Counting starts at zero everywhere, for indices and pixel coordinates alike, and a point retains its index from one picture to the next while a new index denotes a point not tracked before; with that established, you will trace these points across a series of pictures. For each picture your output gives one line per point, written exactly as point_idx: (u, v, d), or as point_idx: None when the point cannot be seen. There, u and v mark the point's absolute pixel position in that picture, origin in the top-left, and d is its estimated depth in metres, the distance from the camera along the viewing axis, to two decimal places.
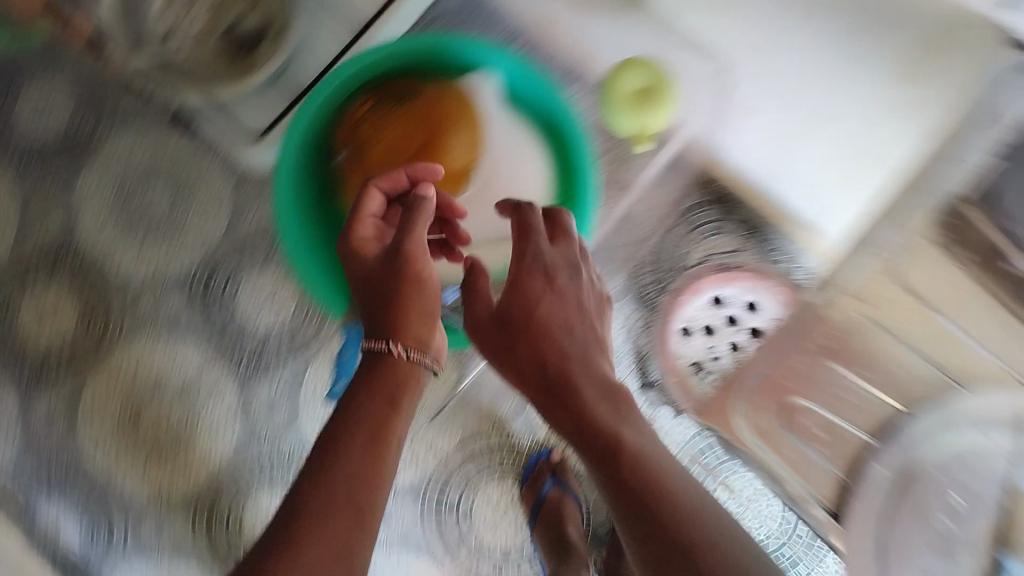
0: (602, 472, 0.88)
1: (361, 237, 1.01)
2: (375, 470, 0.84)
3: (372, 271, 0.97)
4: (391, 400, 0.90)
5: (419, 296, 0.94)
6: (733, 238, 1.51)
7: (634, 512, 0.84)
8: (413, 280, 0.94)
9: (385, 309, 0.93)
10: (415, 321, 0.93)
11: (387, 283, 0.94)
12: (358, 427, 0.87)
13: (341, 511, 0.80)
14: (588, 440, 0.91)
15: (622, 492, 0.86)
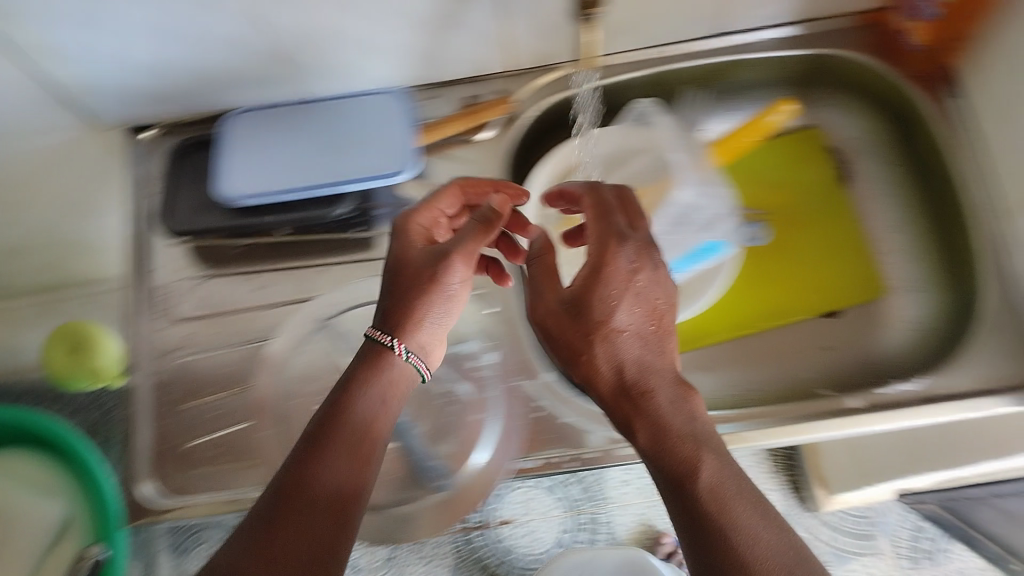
0: (660, 481, 0.48)
1: (390, 375, 0.54)
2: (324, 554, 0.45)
3: (356, 372, 0.54)
4: (348, 495, 0.48)
5: (387, 404, 0.54)
6: None
7: (698, 533, 0.44)
8: (393, 385, 0.54)
9: (332, 485, 0.47)
10: (365, 454, 0.50)
11: (346, 394, 0.52)
12: (283, 508, 0.46)
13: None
14: (667, 440, 0.49)
15: (675, 513, 0.46)
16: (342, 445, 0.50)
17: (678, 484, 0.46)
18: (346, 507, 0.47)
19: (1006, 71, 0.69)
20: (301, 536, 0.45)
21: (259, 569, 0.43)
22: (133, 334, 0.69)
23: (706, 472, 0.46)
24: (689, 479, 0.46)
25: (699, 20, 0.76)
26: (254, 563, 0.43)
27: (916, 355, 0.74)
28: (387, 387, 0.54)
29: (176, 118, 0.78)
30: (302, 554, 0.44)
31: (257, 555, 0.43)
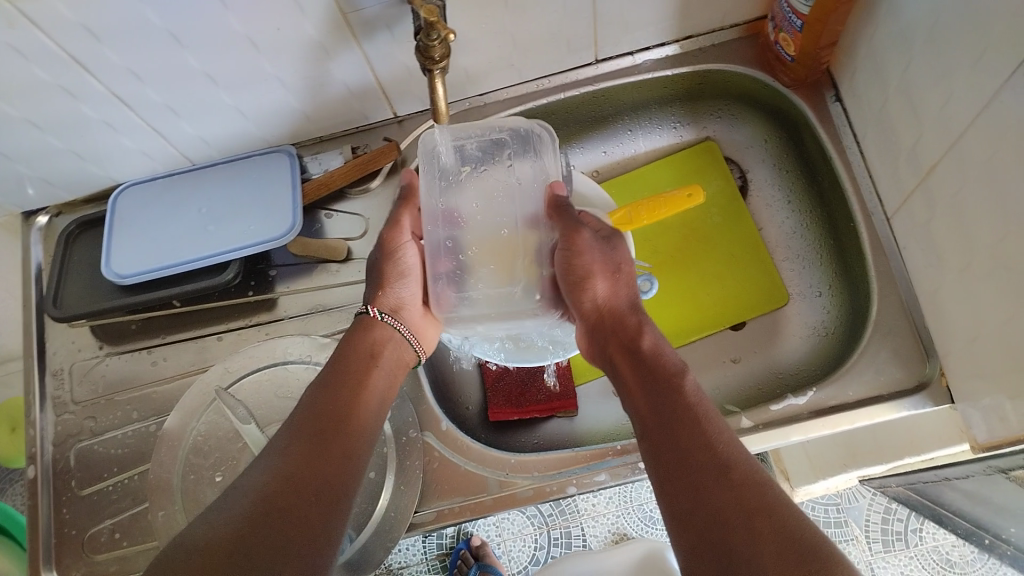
0: (635, 383, 0.54)
1: (379, 344, 0.60)
2: (336, 496, 0.49)
3: (358, 346, 0.59)
4: (346, 445, 0.52)
5: (379, 370, 0.59)
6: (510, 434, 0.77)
7: (666, 414, 0.49)
8: (387, 358, 0.60)
9: (327, 448, 0.51)
10: (364, 408, 0.55)
11: (336, 367, 0.58)
12: (302, 453, 0.50)
13: (318, 523, 0.48)
14: (658, 357, 0.54)
15: (650, 405, 0.51)
16: (325, 406, 0.54)
17: (667, 378, 0.52)
18: (352, 455, 0.52)
19: (871, 75, 0.68)
20: (293, 474, 0.49)
21: (265, 508, 0.46)
22: (33, 424, 0.70)
23: (692, 376, 0.53)
24: (675, 380, 0.52)
25: (578, 51, 0.74)
26: (257, 505, 0.46)
27: (816, 359, 0.75)
28: (374, 351, 0.60)
29: (68, 200, 0.77)
30: (304, 491, 0.48)
31: (248, 496, 0.47)
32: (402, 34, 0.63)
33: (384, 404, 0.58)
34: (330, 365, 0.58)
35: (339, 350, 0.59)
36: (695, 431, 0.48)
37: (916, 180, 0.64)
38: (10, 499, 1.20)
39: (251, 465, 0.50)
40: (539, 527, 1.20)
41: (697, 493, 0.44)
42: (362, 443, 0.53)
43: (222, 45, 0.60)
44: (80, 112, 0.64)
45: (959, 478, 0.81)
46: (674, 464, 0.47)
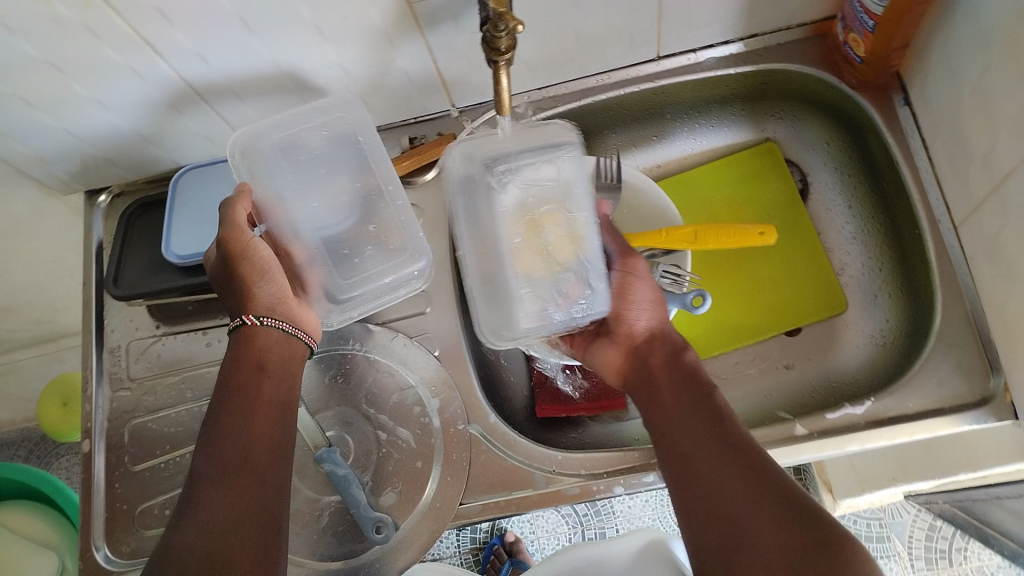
0: (666, 383, 0.57)
1: (263, 353, 0.59)
2: (261, 527, 0.51)
3: (243, 359, 0.59)
4: (259, 473, 0.54)
5: (270, 380, 0.59)
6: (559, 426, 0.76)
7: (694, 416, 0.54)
8: (277, 367, 0.60)
9: (238, 487, 0.52)
10: (265, 432, 0.56)
11: (228, 401, 0.56)
12: (214, 503, 0.51)
13: (253, 555, 0.50)
14: (692, 371, 0.58)
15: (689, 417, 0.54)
16: (222, 448, 0.54)
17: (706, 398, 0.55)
18: (266, 483, 0.54)
19: (944, 80, 0.66)
20: (211, 527, 0.50)
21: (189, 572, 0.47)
22: (90, 399, 0.71)
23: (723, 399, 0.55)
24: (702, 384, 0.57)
25: (641, 46, 0.73)
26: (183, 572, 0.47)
27: (873, 369, 0.73)
28: (261, 361, 0.59)
29: (131, 180, 0.78)
30: (226, 542, 0.49)
31: (171, 561, 0.48)
32: (467, 25, 0.63)
33: (284, 415, 0.58)
34: (217, 402, 0.57)
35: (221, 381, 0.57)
36: (725, 448, 0.51)
37: (989, 189, 0.62)
38: (57, 472, 1.23)
39: (167, 528, 0.50)
40: (575, 526, 1.19)
41: (733, 507, 0.48)
42: (270, 464, 0.55)
43: (289, 31, 0.60)
44: (146, 93, 0.65)
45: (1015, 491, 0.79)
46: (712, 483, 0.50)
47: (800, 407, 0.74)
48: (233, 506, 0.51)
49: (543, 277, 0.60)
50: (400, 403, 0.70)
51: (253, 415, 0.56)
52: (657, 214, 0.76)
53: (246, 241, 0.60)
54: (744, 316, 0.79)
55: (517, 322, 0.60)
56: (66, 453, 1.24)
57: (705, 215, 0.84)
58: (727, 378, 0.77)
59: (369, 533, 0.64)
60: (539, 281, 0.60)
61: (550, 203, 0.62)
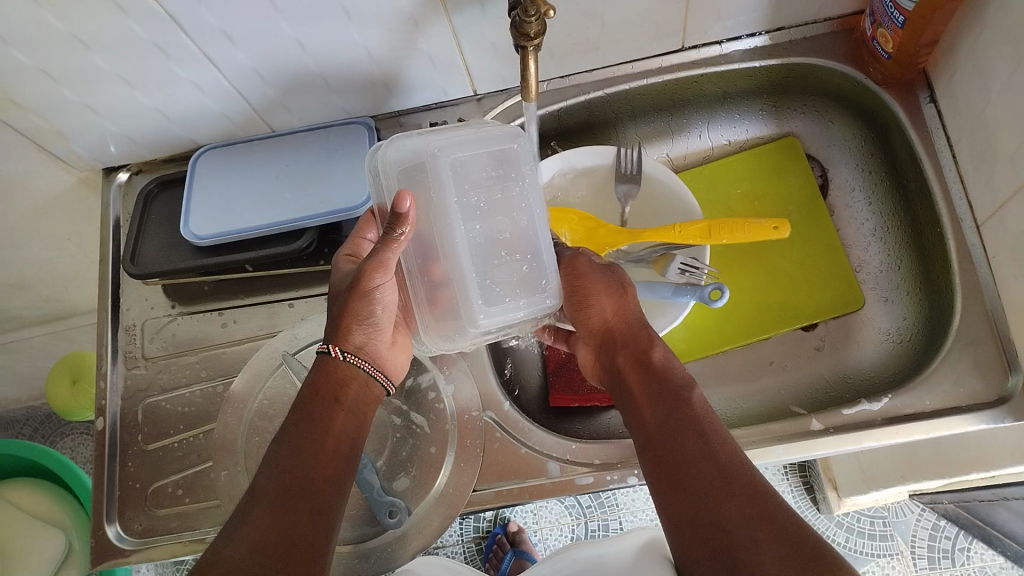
0: (637, 386, 0.54)
1: (342, 386, 0.56)
2: (307, 558, 0.47)
3: (320, 387, 0.55)
4: (314, 505, 0.50)
5: (343, 417, 0.55)
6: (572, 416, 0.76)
7: (668, 417, 0.51)
8: (354, 401, 0.57)
9: (294, 513, 0.49)
10: (330, 462, 0.52)
11: (297, 420, 0.53)
12: (268, 523, 0.48)
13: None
14: (663, 370, 0.54)
15: (661, 419, 0.51)
16: (289, 466, 0.50)
17: (677, 395, 0.52)
18: (321, 515, 0.50)
19: (972, 77, 0.66)
20: (259, 546, 0.46)
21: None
22: (104, 377, 0.71)
23: (700, 392, 0.52)
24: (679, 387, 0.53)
25: (666, 36, 0.73)
26: None
27: (889, 366, 0.73)
28: (337, 391, 0.56)
29: (149, 159, 0.78)
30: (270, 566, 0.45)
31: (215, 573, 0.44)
32: (493, 10, 0.63)
33: (350, 457, 0.54)
34: (287, 423, 0.54)
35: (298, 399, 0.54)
36: (702, 452, 0.48)
37: (1014, 187, 0.62)
38: (63, 451, 1.23)
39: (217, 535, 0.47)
40: (580, 518, 1.19)
41: (717, 516, 0.45)
42: (332, 497, 0.51)
43: (316, 12, 0.60)
44: (170, 71, 0.64)
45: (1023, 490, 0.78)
46: (690, 492, 0.47)
47: (815, 403, 0.74)
48: (278, 529, 0.47)
49: (502, 263, 0.53)
50: (414, 389, 0.70)
51: (318, 445, 0.52)
52: (676, 205, 0.76)
53: (374, 286, 0.54)
54: (760, 310, 0.79)
55: (478, 311, 0.52)
56: (72, 432, 1.24)
57: (723, 208, 0.83)
58: (741, 372, 0.77)
59: (381, 517, 0.65)
60: (500, 274, 0.53)
61: (492, 193, 0.53)
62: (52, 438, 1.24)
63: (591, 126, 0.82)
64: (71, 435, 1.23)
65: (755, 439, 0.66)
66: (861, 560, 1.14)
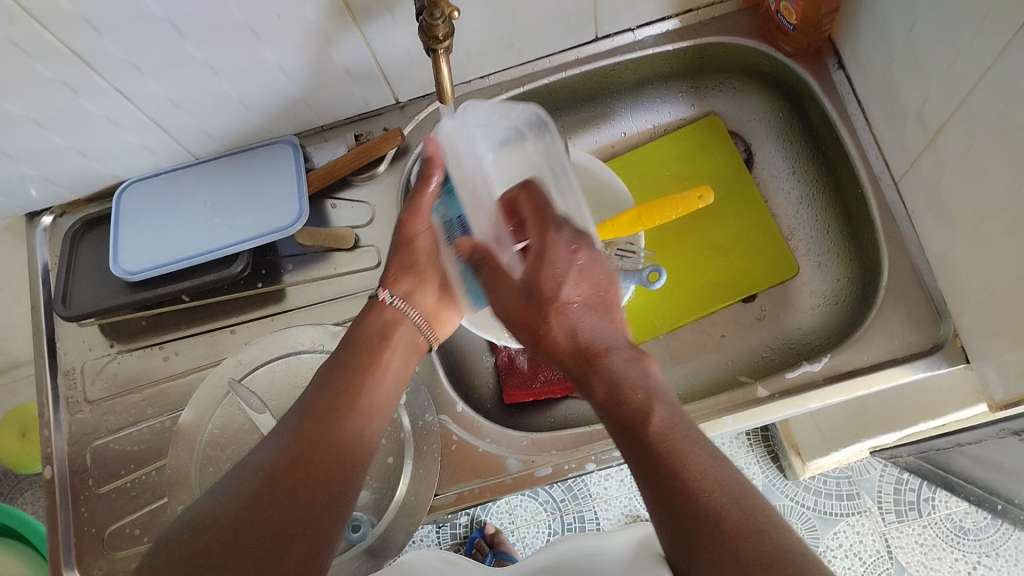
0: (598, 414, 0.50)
1: (389, 325, 0.61)
2: (343, 475, 0.51)
3: (368, 328, 0.60)
4: (356, 424, 0.53)
5: (394, 355, 0.59)
6: (527, 411, 0.77)
7: (632, 442, 0.47)
8: (401, 342, 0.61)
9: (337, 429, 0.52)
10: (372, 394, 0.56)
11: (344, 351, 0.58)
12: (314, 430, 0.52)
13: (328, 498, 0.49)
14: (619, 391, 0.49)
15: (632, 457, 0.47)
16: (333, 389, 0.55)
17: (636, 425, 0.47)
18: (360, 438, 0.53)
19: (874, 41, 0.68)
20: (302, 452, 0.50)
21: (272, 486, 0.48)
22: (48, 424, 0.70)
23: (661, 411, 0.48)
24: (645, 409, 0.48)
25: (579, 28, 0.74)
26: (266, 481, 0.48)
27: (828, 327, 0.75)
28: (385, 331, 0.60)
29: (72, 200, 0.77)
30: (307, 470, 0.49)
31: (255, 474, 0.49)
32: (403, 17, 0.63)
33: (392, 392, 0.58)
34: (337, 353, 0.59)
35: (348, 335, 0.59)
36: (677, 476, 0.44)
37: (924, 142, 0.64)
38: (23, 506, 1.20)
39: (263, 441, 0.52)
40: (554, 512, 1.20)
41: (699, 546, 0.42)
42: (371, 425, 0.55)
43: (224, 34, 0.60)
44: (81, 109, 0.64)
45: (972, 434, 0.81)
46: (667, 523, 0.44)
47: (761, 372, 0.75)
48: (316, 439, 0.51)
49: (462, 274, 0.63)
50: None
51: (364, 372, 0.56)
52: (607, 190, 0.77)
53: (418, 220, 0.63)
54: (700, 286, 0.80)
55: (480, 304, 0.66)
56: (31, 486, 1.21)
57: (656, 190, 0.84)
58: (690, 349, 0.78)
59: (345, 532, 0.64)
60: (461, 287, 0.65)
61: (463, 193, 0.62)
62: (11, 494, 1.21)
63: None
64: (31, 488, 1.20)
65: (706, 412, 0.67)
66: (831, 520, 1.16)
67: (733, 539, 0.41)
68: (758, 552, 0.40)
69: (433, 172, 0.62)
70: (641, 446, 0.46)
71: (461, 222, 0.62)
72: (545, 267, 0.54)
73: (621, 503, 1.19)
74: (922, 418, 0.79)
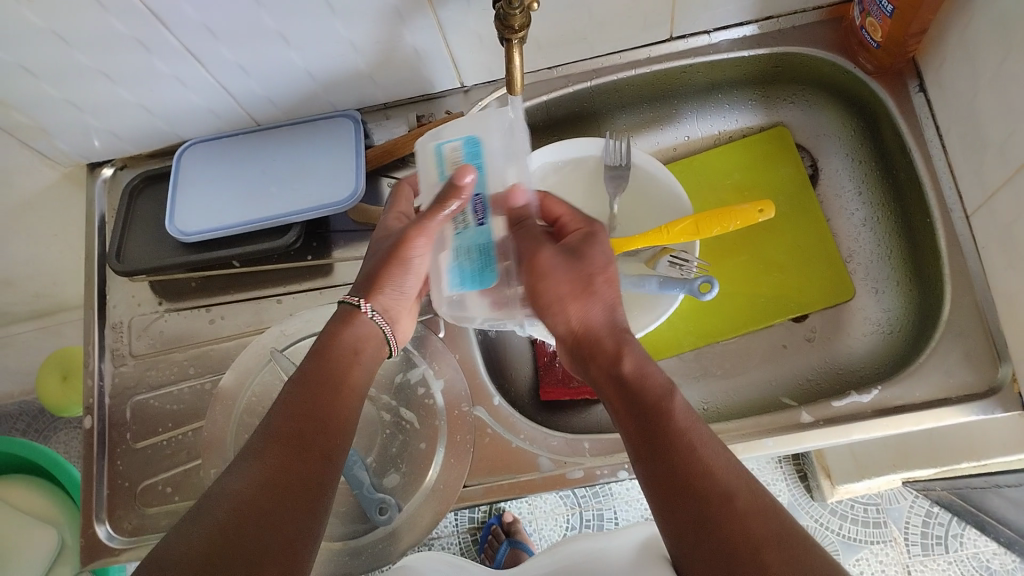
0: (613, 395, 0.50)
1: (362, 338, 0.57)
2: (312, 503, 0.47)
3: (339, 339, 0.56)
4: (323, 447, 0.49)
5: (360, 369, 0.56)
6: (562, 408, 0.76)
7: (649, 421, 0.47)
8: (368, 355, 0.57)
9: (305, 452, 0.48)
10: (342, 412, 0.52)
11: (310, 364, 0.54)
12: (276, 460, 0.47)
13: (292, 530, 0.45)
14: (641, 376, 0.49)
15: (643, 436, 0.47)
16: (298, 407, 0.50)
17: (655, 405, 0.47)
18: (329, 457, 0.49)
19: (961, 67, 0.65)
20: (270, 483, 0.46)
21: (240, 520, 0.43)
22: (91, 375, 0.71)
23: (681, 397, 0.48)
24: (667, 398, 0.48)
25: (654, 27, 0.72)
26: (234, 516, 0.43)
27: (880, 359, 0.73)
28: (355, 346, 0.57)
29: (133, 154, 0.78)
30: (277, 501, 0.45)
31: (222, 505, 0.44)
32: (478, 2, 0.62)
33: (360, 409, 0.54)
34: (301, 368, 0.54)
35: (313, 349, 0.55)
36: (691, 459, 0.44)
37: (1003, 178, 0.61)
38: (56, 446, 1.23)
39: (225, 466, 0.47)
40: (574, 508, 1.19)
41: (705, 523, 0.42)
42: (342, 448, 0.51)
43: (299, 5, 0.59)
44: (151, 66, 0.64)
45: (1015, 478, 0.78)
46: (673, 499, 0.44)
47: (806, 396, 0.74)
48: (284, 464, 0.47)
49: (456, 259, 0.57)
50: (404, 384, 0.71)
51: (332, 391, 0.52)
52: (665, 195, 0.76)
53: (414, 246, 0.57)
54: (751, 301, 0.78)
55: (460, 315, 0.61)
56: (65, 426, 1.24)
57: (714, 199, 0.83)
58: (733, 365, 0.77)
59: (371, 513, 0.65)
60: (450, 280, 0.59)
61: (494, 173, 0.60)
62: (46, 433, 1.23)
63: (579, 117, 0.81)
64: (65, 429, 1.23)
65: (747, 432, 0.66)
66: (854, 547, 1.14)
67: (741, 520, 0.41)
68: (769, 533, 0.41)
69: (453, 201, 0.55)
70: (658, 426, 0.46)
71: (480, 205, 0.56)
72: (589, 246, 0.58)
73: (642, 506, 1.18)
74: (966, 457, 0.77)
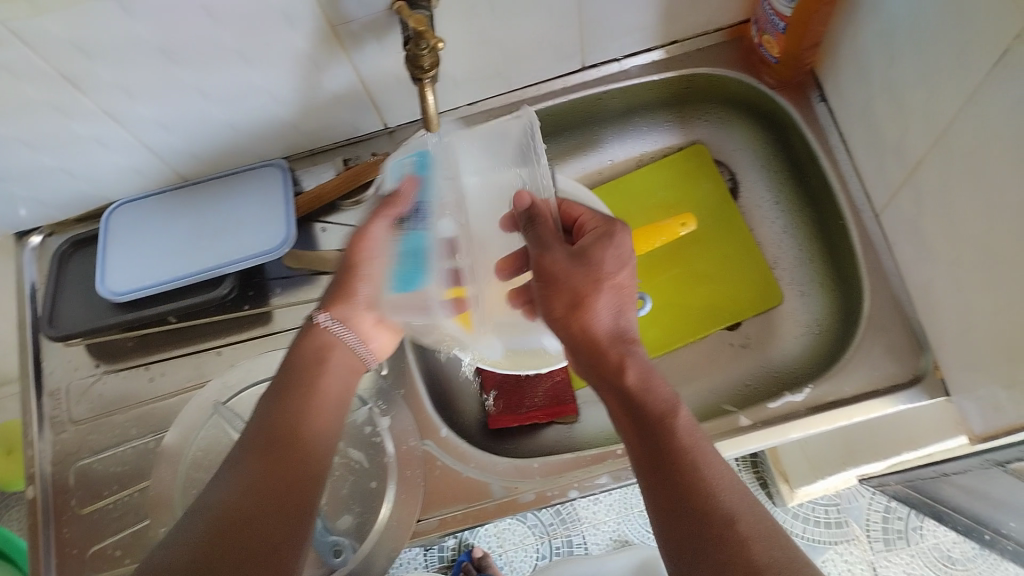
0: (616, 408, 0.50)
1: (328, 349, 0.58)
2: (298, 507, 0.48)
3: (307, 352, 0.57)
4: (301, 452, 0.51)
5: (333, 375, 0.57)
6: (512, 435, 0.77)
7: (653, 438, 0.47)
8: (340, 363, 0.58)
9: (284, 460, 0.50)
10: (319, 418, 0.53)
11: (284, 377, 0.55)
12: (256, 469, 0.49)
13: (280, 537, 0.47)
14: (646, 385, 0.49)
15: (648, 451, 0.47)
16: (274, 420, 0.52)
17: (659, 421, 0.47)
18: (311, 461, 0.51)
19: (854, 75, 0.69)
20: (252, 490, 0.48)
21: (224, 531, 0.45)
22: (31, 444, 0.70)
23: (685, 414, 0.48)
24: (669, 414, 0.48)
25: (566, 58, 0.75)
26: (218, 525, 0.45)
27: (810, 357, 0.75)
28: (324, 356, 0.58)
29: (60, 220, 0.78)
30: (262, 505, 0.47)
31: (208, 516, 0.46)
32: (391, 45, 0.64)
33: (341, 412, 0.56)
34: (276, 380, 0.56)
35: (285, 361, 0.57)
36: (695, 476, 0.45)
37: (903, 176, 0.65)
38: (8, 524, 1.19)
39: (209, 483, 0.49)
40: (542, 536, 1.19)
41: (707, 545, 0.42)
42: (323, 454, 0.52)
43: (212, 60, 0.60)
44: (70, 131, 0.64)
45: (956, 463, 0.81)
46: (676, 520, 0.44)
47: (745, 401, 0.75)
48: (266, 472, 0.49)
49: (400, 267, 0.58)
50: (351, 425, 0.71)
51: (306, 398, 0.54)
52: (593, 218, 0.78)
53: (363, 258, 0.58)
54: (685, 314, 0.80)
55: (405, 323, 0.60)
56: (16, 503, 1.20)
57: (641, 218, 0.85)
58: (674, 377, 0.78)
59: (326, 557, 0.65)
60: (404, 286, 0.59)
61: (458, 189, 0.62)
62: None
63: None
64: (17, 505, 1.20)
65: None
66: (819, 549, 1.16)
67: (743, 538, 0.42)
68: (769, 555, 0.41)
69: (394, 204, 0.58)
70: (660, 446, 0.46)
71: (422, 212, 0.58)
72: (606, 245, 0.55)
73: (609, 528, 1.18)
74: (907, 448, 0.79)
